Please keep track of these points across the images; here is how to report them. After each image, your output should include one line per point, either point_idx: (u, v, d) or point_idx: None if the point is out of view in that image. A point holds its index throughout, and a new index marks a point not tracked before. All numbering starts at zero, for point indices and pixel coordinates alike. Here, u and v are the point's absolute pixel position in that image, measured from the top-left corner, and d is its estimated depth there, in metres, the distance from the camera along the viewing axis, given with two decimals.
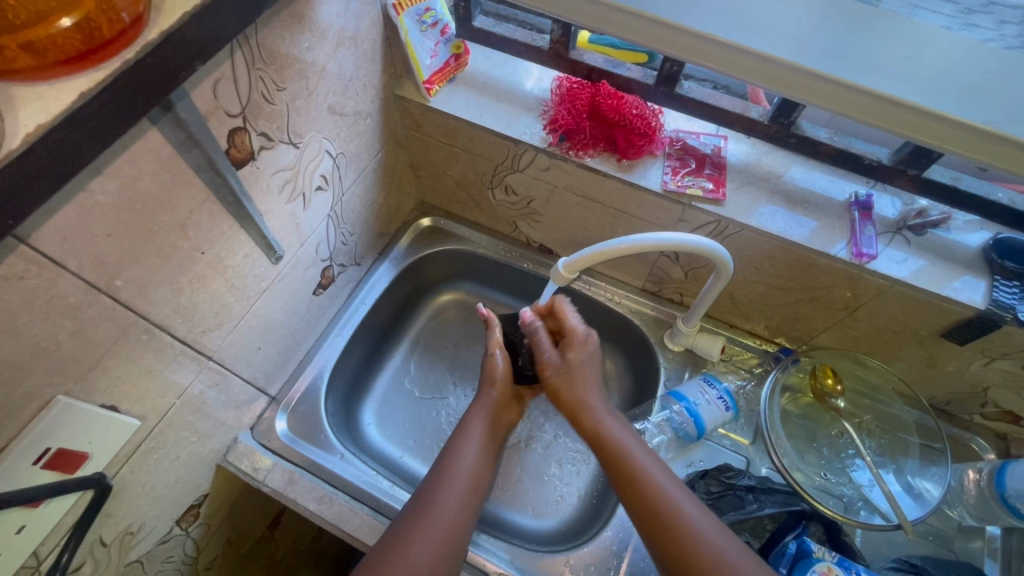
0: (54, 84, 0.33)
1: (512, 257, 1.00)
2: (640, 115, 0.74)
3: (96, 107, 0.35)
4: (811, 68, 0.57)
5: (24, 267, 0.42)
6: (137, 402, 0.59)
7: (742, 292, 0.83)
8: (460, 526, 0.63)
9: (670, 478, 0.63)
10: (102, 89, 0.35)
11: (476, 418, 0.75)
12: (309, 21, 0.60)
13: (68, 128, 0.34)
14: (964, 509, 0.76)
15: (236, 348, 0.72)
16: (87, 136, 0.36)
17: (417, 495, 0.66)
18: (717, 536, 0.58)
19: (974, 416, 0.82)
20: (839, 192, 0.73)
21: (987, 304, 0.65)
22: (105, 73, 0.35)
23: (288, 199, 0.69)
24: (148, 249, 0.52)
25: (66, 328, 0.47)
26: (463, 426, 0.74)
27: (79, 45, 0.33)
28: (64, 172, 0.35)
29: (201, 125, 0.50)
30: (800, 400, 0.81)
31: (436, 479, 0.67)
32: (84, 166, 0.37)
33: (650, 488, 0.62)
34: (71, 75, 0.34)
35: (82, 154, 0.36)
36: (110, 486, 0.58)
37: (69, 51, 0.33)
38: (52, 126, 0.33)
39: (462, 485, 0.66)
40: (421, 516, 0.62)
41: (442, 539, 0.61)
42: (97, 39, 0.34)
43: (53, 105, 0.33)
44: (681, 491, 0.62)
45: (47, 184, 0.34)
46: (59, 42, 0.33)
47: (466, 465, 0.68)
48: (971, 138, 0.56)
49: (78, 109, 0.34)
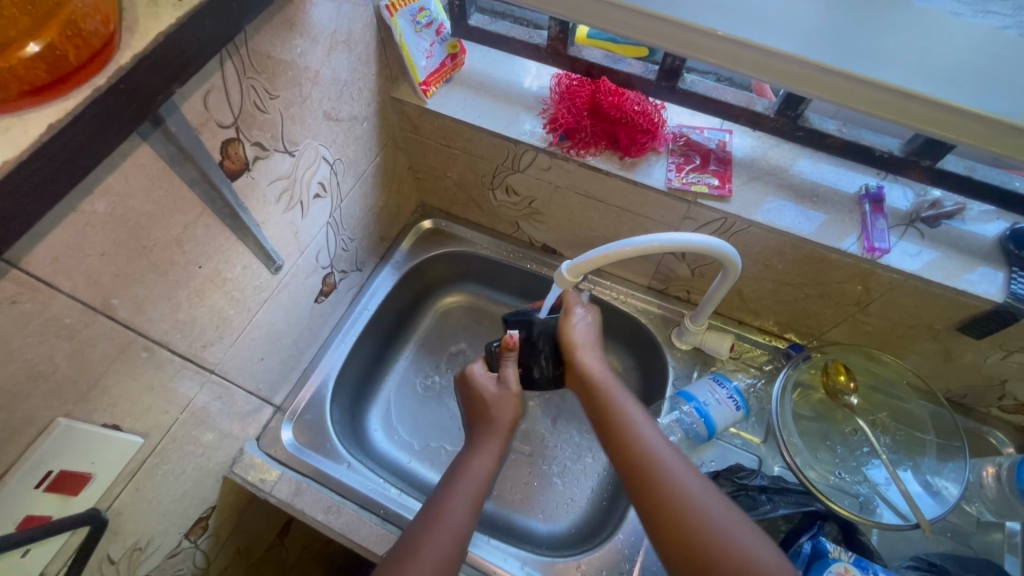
0: (22, 118, 0.32)
1: (515, 257, 0.99)
2: (642, 111, 0.72)
3: (67, 138, 0.34)
4: (818, 61, 0.55)
5: (16, 291, 0.41)
6: (140, 419, 0.58)
7: (751, 288, 0.81)
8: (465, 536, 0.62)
9: (694, 480, 0.59)
10: (72, 120, 0.34)
11: (482, 453, 0.70)
12: (300, 25, 0.58)
13: (38, 162, 0.33)
14: (982, 505, 0.75)
15: (238, 360, 0.71)
16: (62, 167, 0.35)
17: (428, 503, 0.65)
18: (745, 536, 0.55)
19: (991, 409, 0.80)
20: (848, 185, 0.71)
21: (1005, 297, 0.63)
22: (74, 103, 0.34)
23: (285, 208, 0.67)
24: (144, 265, 0.51)
25: (63, 349, 0.47)
26: (465, 460, 0.70)
27: (45, 75, 0.32)
28: (37, 207, 0.34)
29: (193, 138, 0.49)
30: (811, 397, 0.79)
31: (447, 490, 0.66)
32: (56, 201, 0.35)
33: (668, 487, 0.59)
34: (37, 107, 0.33)
35: (53, 188, 0.35)
36: (104, 522, 0.57)
37: (34, 83, 0.32)
38: (20, 161, 0.32)
39: (471, 490, 0.66)
40: (431, 523, 0.62)
41: (452, 539, 0.61)
42: (65, 68, 0.33)
43: (19, 139, 0.32)
44: (705, 492, 0.58)
45: (20, 217, 0.33)
46: (21, 72, 0.31)
47: (475, 473, 0.67)
48: (989, 131, 0.54)
49: (47, 142, 0.33)
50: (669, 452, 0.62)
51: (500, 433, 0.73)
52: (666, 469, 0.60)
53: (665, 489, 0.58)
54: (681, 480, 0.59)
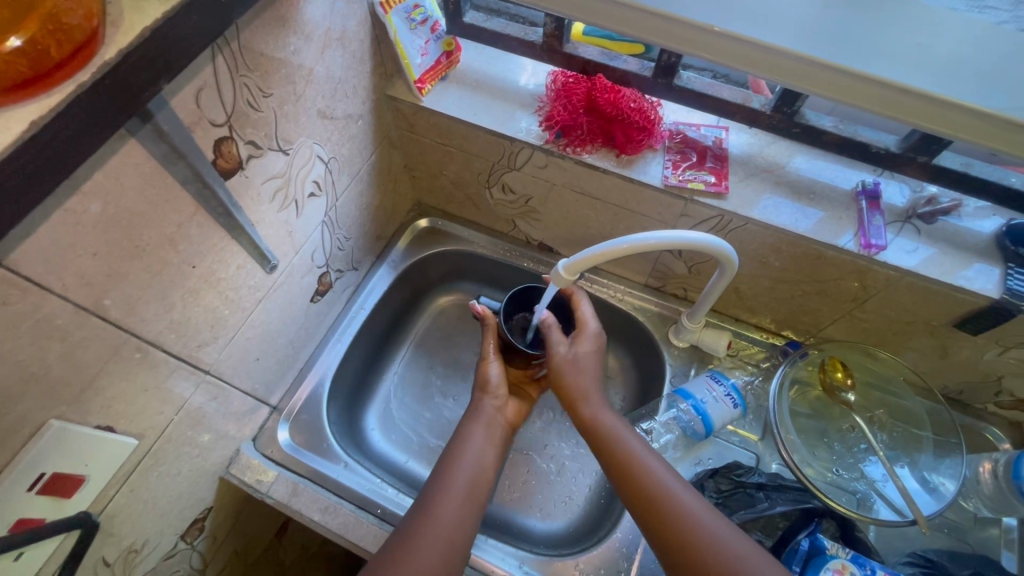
0: (6, 113, 0.32)
1: (511, 255, 0.99)
2: (638, 108, 0.72)
3: (51, 134, 0.33)
4: (818, 58, 0.54)
5: (6, 292, 0.40)
6: (134, 421, 0.58)
7: (748, 285, 0.81)
8: (462, 531, 0.61)
9: (679, 484, 0.59)
10: (55, 116, 0.33)
11: (474, 431, 0.71)
12: (293, 22, 0.58)
13: (22, 158, 0.32)
14: (980, 501, 0.75)
15: (233, 360, 0.70)
16: (46, 165, 0.34)
17: (419, 499, 0.64)
18: (727, 537, 0.54)
19: (987, 405, 0.81)
20: (845, 182, 0.71)
21: (1001, 293, 0.63)
22: (57, 98, 0.33)
23: (279, 207, 0.67)
24: (138, 266, 0.51)
25: (54, 350, 0.46)
26: (457, 443, 0.69)
27: (26, 70, 0.32)
28: (22, 206, 0.33)
29: (185, 136, 0.49)
30: (809, 394, 0.79)
31: (437, 486, 0.64)
32: (42, 198, 0.35)
33: (653, 494, 0.58)
34: (18, 103, 0.32)
35: (38, 185, 0.34)
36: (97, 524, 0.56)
37: (15, 77, 0.31)
38: (3, 157, 0.31)
39: (463, 485, 0.64)
40: (423, 519, 0.60)
41: (446, 538, 0.59)
42: (46, 62, 0.32)
43: (3, 135, 0.31)
44: (690, 494, 0.58)
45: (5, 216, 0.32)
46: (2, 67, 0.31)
47: (466, 464, 0.66)
48: (989, 127, 0.53)
49: (31, 138, 0.32)
50: (653, 460, 0.62)
51: (487, 417, 0.73)
52: (653, 477, 0.59)
53: (654, 498, 0.58)
54: (665, 486, 0.58)
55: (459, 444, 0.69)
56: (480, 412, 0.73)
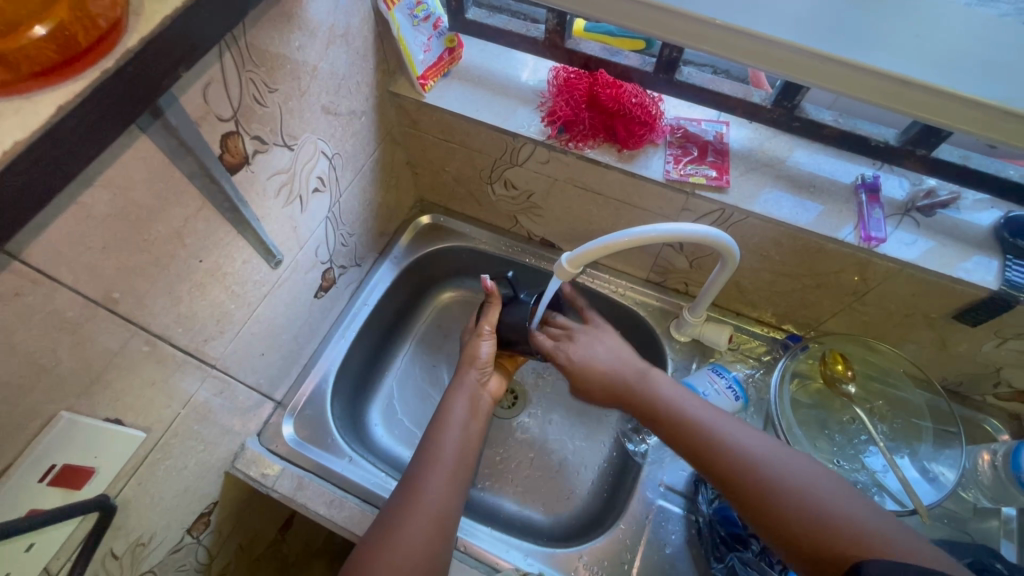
0: (32, 98, 0.33)
1: (513, 251, 1.00)
2: (640, 103, 0.73)
3: (73, 122, 0.34)
4: (820, 51, 0.55)
5: (18, 284, 0.41)
6: (142, 414, 0.58)
7: (749, 279, 0.82)
8: (447, 511, 0.62)
9: (696, 403, 0.65)
10: (80, 104, 0.34)
11: (458, 403, 0.71)
12: (299, 19, 0.59)
13: (45, 146, 0.33)
14: (979, 492, 0.76)
15: (238, 354, 0.71)
16: (66, 154, 0.35)
17: (404, 480, 0.64)
18: (742, 437, 0.60)
19: (986, 396, 0.81)
20: (844, 175, 0.72)
21: (1000, 284, 0.63)
22: (82, 83, 0.34)
23: (284, 203, 0.68)
24: (146, 259, 0.51)
25: (65, 343, 0.47)
26: (440, 421, 0.69)
27: (54, 55, 0.33)
28: (42, 194, 0.34)
29: (192, 131, 0.49)
30: (810, 386, 0.80)
31: (421, 468, 0.64)
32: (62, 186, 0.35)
33: (673, 414, 0.64)
34: (43, 89, 0.33)
35: (58, 174, 0.35)
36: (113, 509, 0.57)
37: (44, 63, 0.33)
38: (30, 142, 0.32)
39: (447, 466, 0.65)
40: (408, 502, 0.61)
41: (432, 521, 0.60)
42: (74, 47, 0.34)
43: (30, 121, 0.32)
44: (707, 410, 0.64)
45: (25, 203, 0.33)
46: (32, 53, 0.32)
47: (451, 445, 0.66)
48: (988, 117, 0.54)
49: (57, 123, 0.33)
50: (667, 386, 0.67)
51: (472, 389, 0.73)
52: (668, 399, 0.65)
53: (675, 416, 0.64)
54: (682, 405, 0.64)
55: (443, 423, 0.69)
56: (463, 385, 0.74)
